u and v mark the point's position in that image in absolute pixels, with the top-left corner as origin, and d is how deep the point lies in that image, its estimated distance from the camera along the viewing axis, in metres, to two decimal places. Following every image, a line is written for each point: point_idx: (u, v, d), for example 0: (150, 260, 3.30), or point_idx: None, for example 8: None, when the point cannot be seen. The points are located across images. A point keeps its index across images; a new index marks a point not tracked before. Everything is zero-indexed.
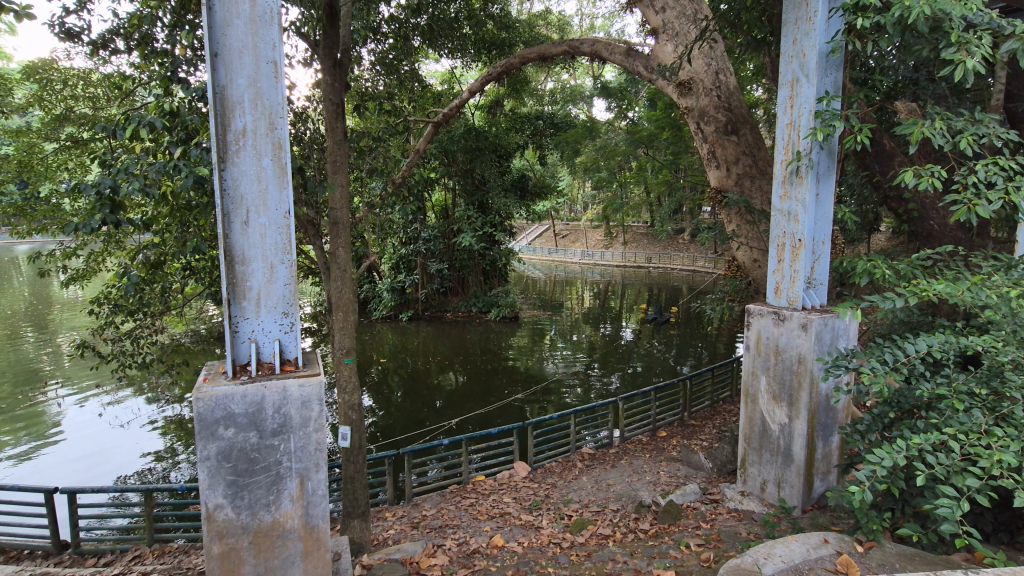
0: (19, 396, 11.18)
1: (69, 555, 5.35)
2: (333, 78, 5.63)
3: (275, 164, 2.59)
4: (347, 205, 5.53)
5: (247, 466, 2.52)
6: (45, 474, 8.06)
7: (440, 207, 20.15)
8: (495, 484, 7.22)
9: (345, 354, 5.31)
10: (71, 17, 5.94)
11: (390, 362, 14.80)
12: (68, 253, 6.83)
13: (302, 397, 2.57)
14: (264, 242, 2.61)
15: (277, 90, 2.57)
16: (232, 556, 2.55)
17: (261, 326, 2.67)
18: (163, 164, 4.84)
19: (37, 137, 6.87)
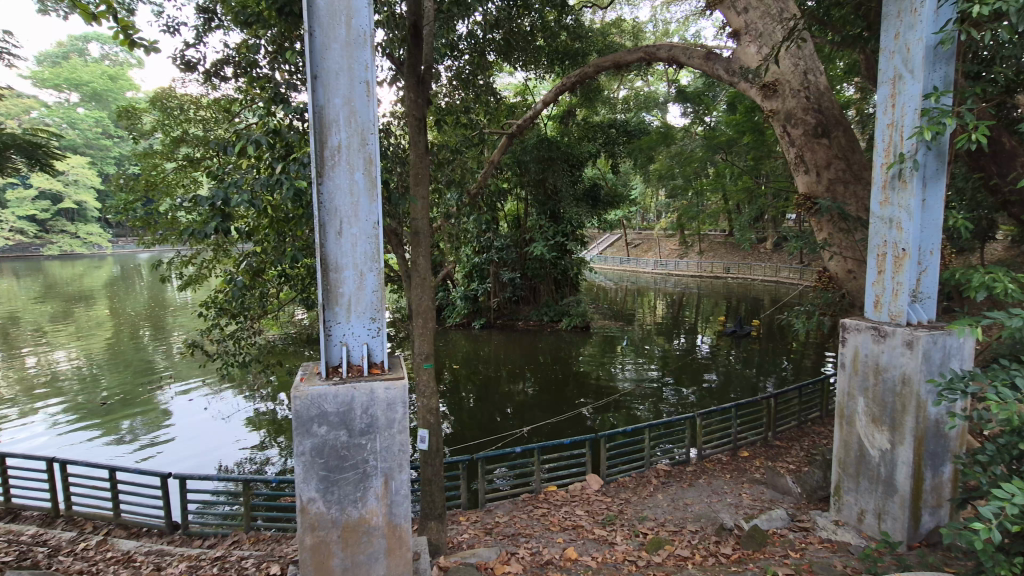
0: (140, 388, 12.54)
1: (179, 536, 5.88)
2: (416, 94, 5.89)
3: (366, 177, 2.74)
4: (427, 215, 5.75)
5: (338, 462, 2.66)
6: (160, 460, 8.96)
7: (512, 217, 20.42)
8: (567, 496, 7.14)
9: (425, 359, 5.50)
10: (190, 49, 6.63)
11: (463, 369, 15.12)
12: (184, 260, 7.60)
13: (388, 398, 2.68)
14: (355, 250, 2.76)
15: (368, 107, 2.72)
16: (322, 549, 2.70)
17: (352, 329, 2.81)
18: (266, 179, 5.28)
19: (160, 157, 7.72)
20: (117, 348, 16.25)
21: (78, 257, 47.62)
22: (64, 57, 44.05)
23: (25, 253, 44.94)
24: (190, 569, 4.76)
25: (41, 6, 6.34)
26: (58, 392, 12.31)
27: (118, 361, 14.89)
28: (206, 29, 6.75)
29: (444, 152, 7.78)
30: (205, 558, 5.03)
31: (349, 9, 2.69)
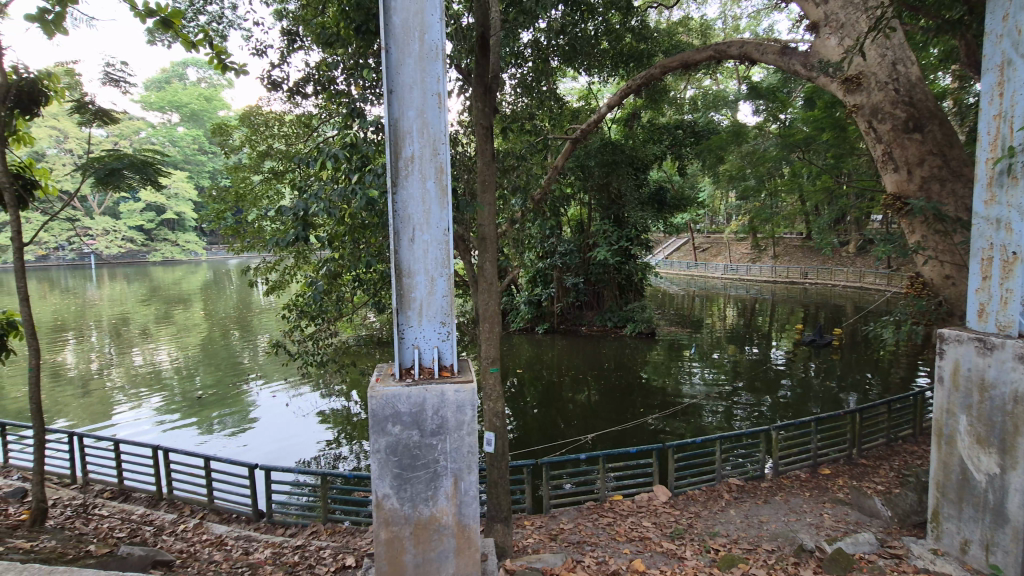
0: (230, 385, 13.57)
1: (263, 524, 6.29)
2: (484, 103, 6.02)
3: (438, 186, 2.82)
4: (494, 221, 5.86)
5: (410, 461, 2.74)
6: (248, 452, 9.64)
7: (575, 222, 20.34)
8: (634, 506, 6.98)
9: (491, 363, 5.58)
10: (275, 69, 7.13)
11: (526, 373, 15.20)
12: (270, 266, 8.16)
13: (458, 401, 2.75)
14: (427, 257, 2.85)
15: (440, 117, 2.81)
16: (396, 544, 2.79)
17: (423, 333, 2.91)
18: (344, 189, 5.59)
19: (248, 171, 8.35)
20: (209, 347, 17.70)
21: (177, 263, 52.33)
22: (167, 83, 48.71)
23: (134, 260, 50.02)
24: (274, 556, 5.09)
25: (149, 38, 7.07)
26: (161, 386, 13.58)
27: (210, 358, 16.22)
28: (290, 50, 7.24)
29: (509, 159, 7.89)
30: (287, 546, 5.37)
31: (422, 25, 2.81)
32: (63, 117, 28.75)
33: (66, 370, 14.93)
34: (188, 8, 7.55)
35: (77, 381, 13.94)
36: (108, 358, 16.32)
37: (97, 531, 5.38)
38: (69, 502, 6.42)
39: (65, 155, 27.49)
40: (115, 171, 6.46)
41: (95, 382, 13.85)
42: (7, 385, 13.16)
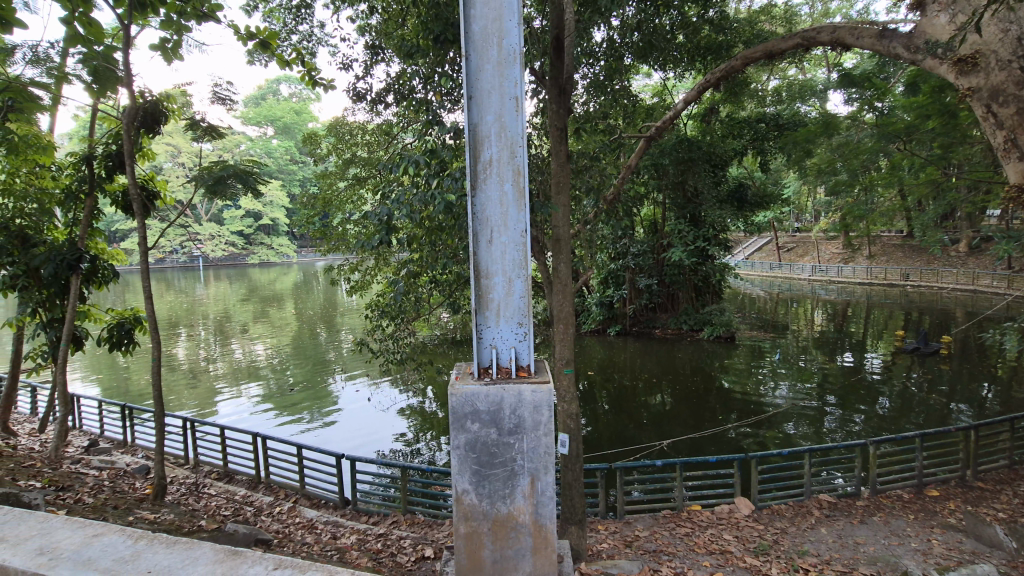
0: (317, 378, 14.50)
1: (349, 511, 6.68)
2: (558, 105, 6.04)
3: (515, 189, 2.80)
4: (569, 222, 5.86)
5: (489, 458, 2.76)
6: (333, 441, 10.27)
7: (648, 222, 19.88)
8: (713, 517, 6.70)
9: (566, 364, 5.58)
10: (359, 81, 7.56)
11: (598, 375, 15.04)
12: (354, 267, 8.65)
13: (535, 401, 2.74)
14: (505, 258, 2.83)
15: (519, 121, 2.78)
16: (475, 539, 2.82)
17: (501, 333, 2.89)
18: (424, 194, 5.84)
19: (334, 178, 8.90)
20: (299, 343, 18.99)
21: (271, 265, 56.59)
22: (263, 99, 52.91)
23: (234, 262, 54.70)
24: (360, 542, 5.38)
25: (249, 59, 7.73)
26: (258, 377, 14.76)
27: (300, 353, 17.42)
28: (373, 63, 7.63)
29: (583, 159, 7.85)
30: (371, 533, 5.66)
31: (501, 31, 2.80)
32: (177, 134, 32.11)
33: (179, 361, 16.61)
34: (282, 29, 8.17)
35: (188, 371, 15.47)
36: (214, 352, 17.98)
37: (207, 508, 5.95)
38: (184, 480, 7.16)
39: (178, 167, 30.61)
40: (222, 180, 7.12)
41: (203, 372, 15.30)
42: (132, 373, 14.86)
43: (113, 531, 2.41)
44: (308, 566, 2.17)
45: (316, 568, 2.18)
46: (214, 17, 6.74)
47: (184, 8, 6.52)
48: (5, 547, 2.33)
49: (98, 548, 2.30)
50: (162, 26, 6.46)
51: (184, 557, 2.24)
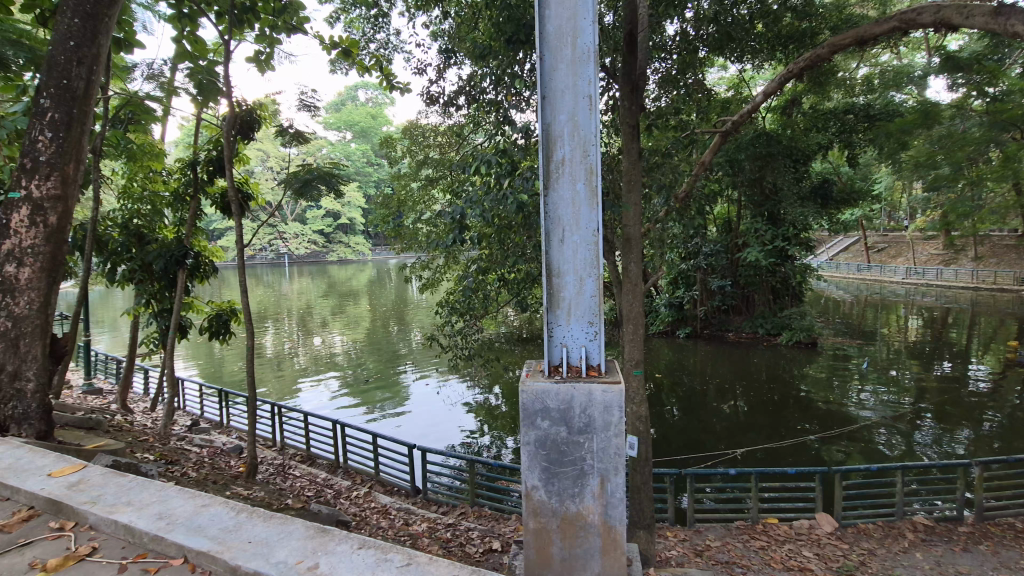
0: (390, 371, 15.14)
1: (419, 499, 6.94)
2: (630, 101, 5.91)
3: (587, 188, 2.56)
4: (640, 221, 5.77)
5: (558, 457, 2.50)
6: (405, 432, 10.71)
7: (722, 221, 19.08)
8: (791, 532, 6.35)
9: (635, 365, 5.55)
10: (433, 85, 7.81)
11: (666, 378, 14.66)
12: (425, 265, 8.96)
13: (606, 401, 2.46)
14: (576, 257, 2.59)
15: (592, 120, 2.54)
16: (543, 534, 2.54)
17: (571, 331, 2.65)
18: (495, 194, 5.97)
19: (409, 179, 9.23)
20: (373, 337, 19.89)
21: (347, 262, 59.56)
22: (342, 105, 55.79)
23: (314, 259, 58.11)
24: (430, 529, 5.58)
25: (332, 68, 8.19)
26: (336, 368, 15.62)
27: (374, 347, 18.23)
28: (446, 66, 7.85)
29: (654, 156, 7.65)
30: (441, 522, 5.86)
31: (575, 31, 2.60)
32: (266, 140, 34.68)
33: (266, 350, 17.89)
34: (361, 37, 8.57)
35: (274, 360, 16.63)
36: (297, 343, 19.22)
37: (292, 488, 6.39)
38: (273, 461, 7.74)
39: (267, 171, 33.01)
40: (309, 182, 7.61)
41: (287, 362, 16.41)
42: (227, 360, 16.21)
43: (218, 502, 2.67)
44: (389, 548, 2.30)
45: (396, 550, 2.31)
46: (302, 30, 7.21)
47: (276, 22, 7.05)
48: (131, 510, 2.62)
49: (206, 517, 2.54)
50: (256, 40, 6.98)
51: (279, 530, 2.44)
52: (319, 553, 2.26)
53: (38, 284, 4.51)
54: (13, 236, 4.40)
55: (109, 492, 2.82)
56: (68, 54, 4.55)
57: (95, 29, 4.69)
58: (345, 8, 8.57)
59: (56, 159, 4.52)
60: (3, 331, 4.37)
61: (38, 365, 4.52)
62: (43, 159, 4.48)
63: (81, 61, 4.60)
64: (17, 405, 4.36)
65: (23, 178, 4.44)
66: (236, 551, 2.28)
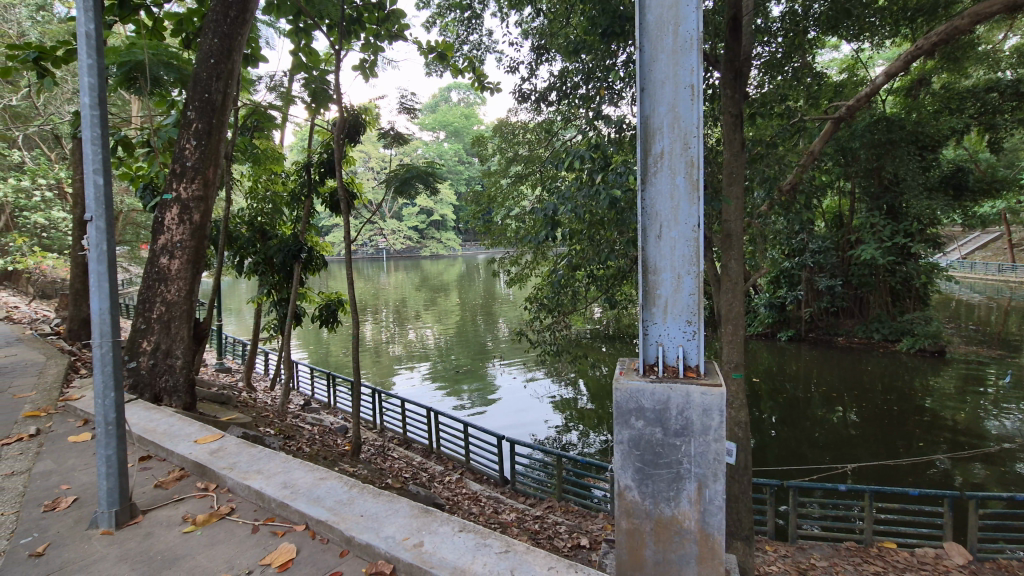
0: (478, 364, 15.57)
1: (507, 489, 7.10)
2: (733, 90, 5.60)
3: (688, 182, 2.16)
4: (742, 216, 5.48)
5: (653, 458, 2.15)
6: (493, 423, 10.98)
7: (831, 215, 17.52)
8: (913, 559, 5.74)
9: (735, 368, 5.41)
10: (525, 82, 7.88)
11: (764, 383, 13.79)
12: (514, 261, 9.12)
13: (707, 405, 2.08)
14: (674, 254, 2.20)
15: (695, 110, 2.13)
16: (634, 538, 2.20)
17: (668, 330, 2.26)
18: (589, 189, 5.94)
19: (499, 176, 9.39)
20: (462, 329, 20.57)
21: (439, 257, 61.94)
22: (436, 107, 57.97)
23: (408, 254, 61.08)
24: (519, 520, 5.69)
25: (427, 71, 8.56)
26: (428, 359, 16.34)
27: (463, 340, 18.82)
28: (538, 63, 7.92)
29: (758, 147, 7.15)
30: (529, 513, 5.97)
31: (678, 16, 2.17)
32: (367, 143, 37.02)
33: (367, 339, 19.16)
34: (456, 40, 8.85)
35: (373, 348, 17.76)
36: (393, 333, 20.34)
37: (391, 468, 6.82)
38: (374, 442, 8.29)
39: (367, 172, 35.23)
40: (408, 181, 8.00)
41: (384, 350, 17.45)
42: (333, 347, 17.54)
43: (333, 478, 2.92)
44: (488, 534, 2.39)
45: (495, 536, 2.39)
46: (402, 36, 7.58)
47: (380, 31, 7.46)
48: (261, 478, 2.94)
49: (324, 489, 2.79)
50: (362, 49, 7.44)
51: (387, 507, 2.62)
52: (424, 532, 2.39)
53: (184, 273, 5.14)
54: (167, 232, 5.07)
55: (243, 460, 3.18)
56: (208, 70, 5.14)
57: (230, 46, 5.26)
58: (441, 13, 8.89)
59: (199, 164, 5.12)
60: (158, 314, 5.05)
61: (184, 344, 5.17)
62: (189, 164, 5.10)
63: (219, 76, 5.18)
64: (168, 378, 5.04)
65: (174, 181, 5.09)
66: (351, 522, 2.48)
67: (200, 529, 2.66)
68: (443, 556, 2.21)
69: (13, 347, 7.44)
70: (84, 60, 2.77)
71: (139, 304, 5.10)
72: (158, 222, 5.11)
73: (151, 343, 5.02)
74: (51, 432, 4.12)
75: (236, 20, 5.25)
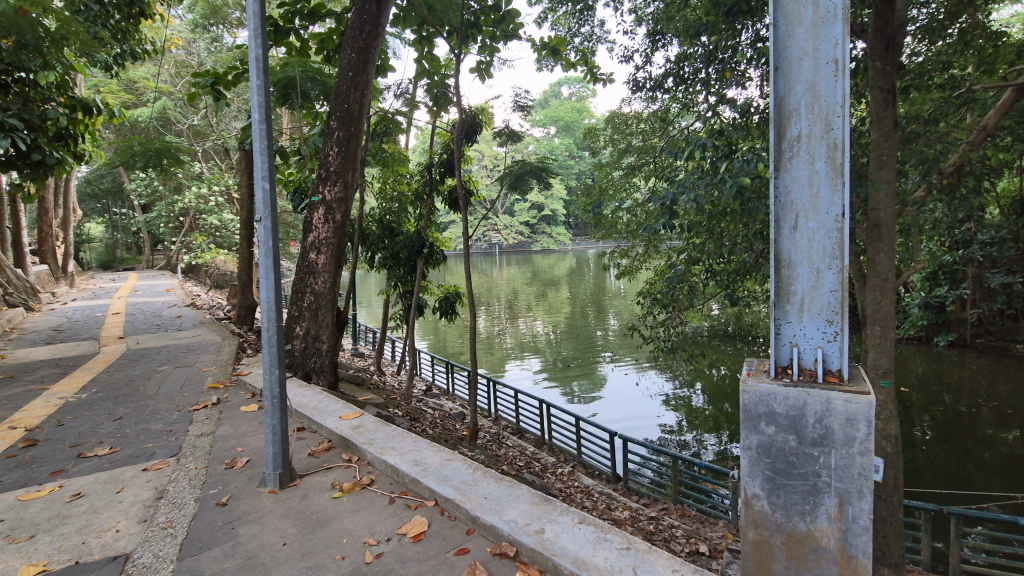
0: (588, 358, 15.51)
1: (620, 487, 7.02)
2: (885, 61, 4.94)
3: (831, 166, 1.94)
4: (895, 203, 4.86)
5: (787, 468, 1.98)
6: (603, 418, 10.92)
7: (1009, 200, 14.76)
8: None
9: (883, 375, 4.85)
10: (639, 71, 7.65)
11: (916, 393, 12.12)
12: (625, 254, 8.99)
13: (851, 415, 1.87)
14: (812, 246, 2.00)
15: (840, 86, 1.91)
16: (763, 551, 2.05)
17: (804, 331, 2.06)
18: (711, 178, 5.62)
19: (610, 168, 9.21)
20: (572, 324, 20.60)
21: (549, 252, 62.45)
22: (546, 102, 58.25)
23: (520, 249, 62.37)
24: (633, 519, 5.60)
25: (538, 66, 8.64)
26: (539, 352, 16.60)
27: (573, 334, 18.83)
28: (653, 50, 7.62)
29: (913, 124, 6.26)
30: (643, 513, 5.85)
31: None
32: (482, 142, 38.40)
33: (481, 331, 19.97)
34: (567, 33, 8.84)
35: (487, 340, 18.47)
36: (505, 326, 20.95)
37: (506, 455, 7.06)
38: (490, 429, 8.65)
39: (481, 170, 36.53)
40: (522, 177, 8.17)
41: (497, 342, 18.06)
42: (449, 337, 18.53)
43: (459, 460, 3.13)
44: (609, 529, 2.39)
45: (616, 532, 2.38)
46: (517, 34, 7.72)
47: (495, 32, 7.66)
48: (395, 455, 3.23)
49: (450, 470, 3.01)
50: (479, 51, 7.72)
51: (509, 492, 2.74)
52: (544, 519, 2.46)
53: (328, 268, 5.73)
54: (315, 230, 5.70)
55: (380, 438, 3.51)
56: (348, 82, 5.68)
57: (366, 59, 5.74)
58: (552, 7, 8.92)
59: (340, 168, 5.67)
60: (308, 303, 5.70)
61: (328, 331, 5.79)
62: (332, 169, 5.67)
63: (356, 87, 5.69)
64: (316, 360, 5.69)
65: (321, 184, 5.71)
66: (475, 503, 2.63)
67: (346, 496, 2.98)
68: (565, 545, 2.26)
69: (197, 329, 8.86)
70: (254, 81, 3.19)
71: (292, 295, 5.80)
72: (308, 221, 5.77)
73: (303, 329, 5.69)
74: (228, 401, 4.86)
75: (370, 34, 5.71)
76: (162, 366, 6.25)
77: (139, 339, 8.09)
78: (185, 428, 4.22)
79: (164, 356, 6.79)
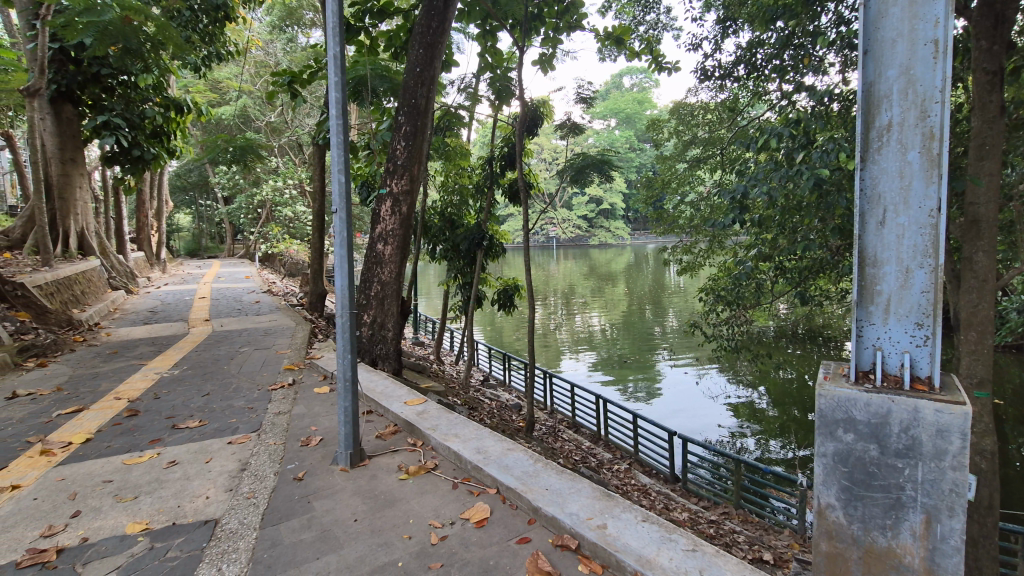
0: (646, 355, 15.22)
1: (678, 487, 6.85)
2: (992, 40, 4.49)
3: (925, 157, 1.79)
4: (998, 198, 4.42)
5: (866, 479, 1.86)
6: (661, 416, 10.71)
7: None
8: None
9: (978, 384, 4.46)
10: (708, 59, 7.36)
11: (1013, 406, 11.05)
12: (688, 249, 8.71)
13: (943, 425, 1.73)
14: (901, 243, 1.86)
15: (938, 70, 1.76)
16: (837, 564, 1.94)
17: (889, 333, 1.91)
18: (785, 170, 5.34)
19: (674, 160, 8.94)
20: (630, 320, 20.24)
21: (607, 246, 61.52)
22: (607, 94, 57.14)
23: (577, 243, 61.89)
24: (692, 521, 5.45)
25: (601, 56, 8.50)
26: (595, 347, 16.46)
27: (631, 330, 18.51)
28: (724, 37, 7.32)
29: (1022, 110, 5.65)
30: (703, 516, 5.69)
31: None
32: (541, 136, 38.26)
33: (537, 324, 20.02)
34: (632, 22, 8.62)
35: (543, 333, 18.50)
36: (562, 320, 20.89)
37: (563, 449, 7.08)
38: (546, 422, 8.69)
39: (540, 164, 36.42)
40: (583, 170, 8.09)
41: (553, 336, 18.05)
42: (506, 329, 18.71)
43: (519, 450, 3.17)
44: (673, 529, 2.35)
45: (680, 533, 2.34)
46: (580, 25, 7.63)
47: (559, 23, 7.61)
48: (458, 442, 3.32)
49: (512, 460, 3.05)
50: (543, 44, 7.69)
51: (569, 486, 2.74)
52: (606, 515, 2.45)
53: (394, 258, 5.91)
54: (382, 221, 5.90)
55: (443, 426, 3.61)
56: (415, 78, 5.82)
57: (433, 54, 5.85)
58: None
59: (407, 162, 5.82)
60: (375, 292, 5.93)
61: (393, 319, 6.00)
62: (400, 163, 5.83)
63: (423, 82, 5.82)
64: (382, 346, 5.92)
65: (388, 177, 5.89)
66: (537, 494, 2.66)
67: (411, 478, 3.09)
68: (627, 542, 2.24)
69: (273, 314, 9.44)
70: (331, 78, 3.33)
71: (360, 284, 6.04)
72: (376, 213, 5.98)
73: (370, 317, 5.93)
74: (302, 383, 5.14)
75: (437, 30, 5.81)
76: (243, 347, 6.71)
77: (222, 322, 8.71)
78: (264, 406, 4.50)
79: (245, 338, 7.28)
